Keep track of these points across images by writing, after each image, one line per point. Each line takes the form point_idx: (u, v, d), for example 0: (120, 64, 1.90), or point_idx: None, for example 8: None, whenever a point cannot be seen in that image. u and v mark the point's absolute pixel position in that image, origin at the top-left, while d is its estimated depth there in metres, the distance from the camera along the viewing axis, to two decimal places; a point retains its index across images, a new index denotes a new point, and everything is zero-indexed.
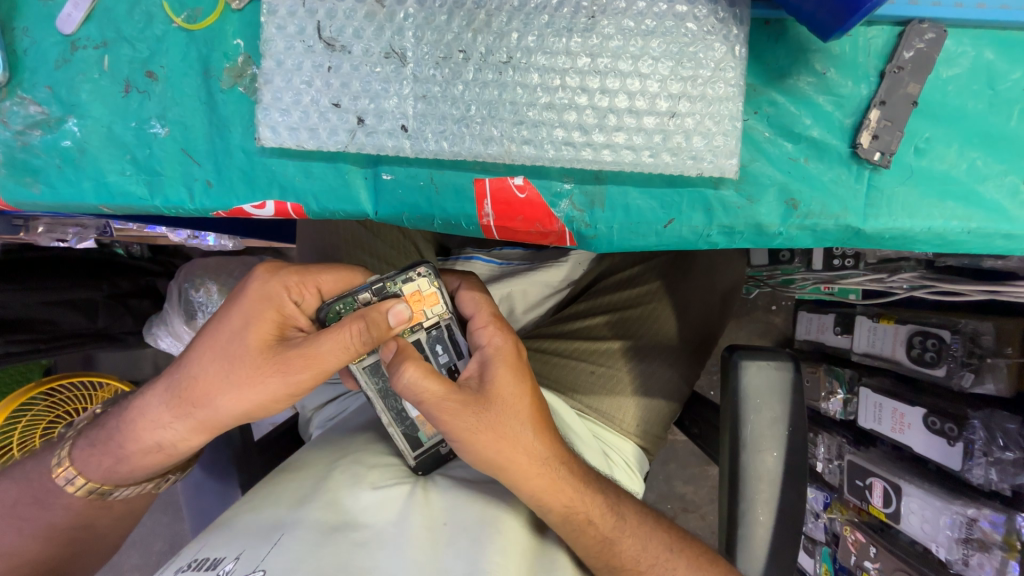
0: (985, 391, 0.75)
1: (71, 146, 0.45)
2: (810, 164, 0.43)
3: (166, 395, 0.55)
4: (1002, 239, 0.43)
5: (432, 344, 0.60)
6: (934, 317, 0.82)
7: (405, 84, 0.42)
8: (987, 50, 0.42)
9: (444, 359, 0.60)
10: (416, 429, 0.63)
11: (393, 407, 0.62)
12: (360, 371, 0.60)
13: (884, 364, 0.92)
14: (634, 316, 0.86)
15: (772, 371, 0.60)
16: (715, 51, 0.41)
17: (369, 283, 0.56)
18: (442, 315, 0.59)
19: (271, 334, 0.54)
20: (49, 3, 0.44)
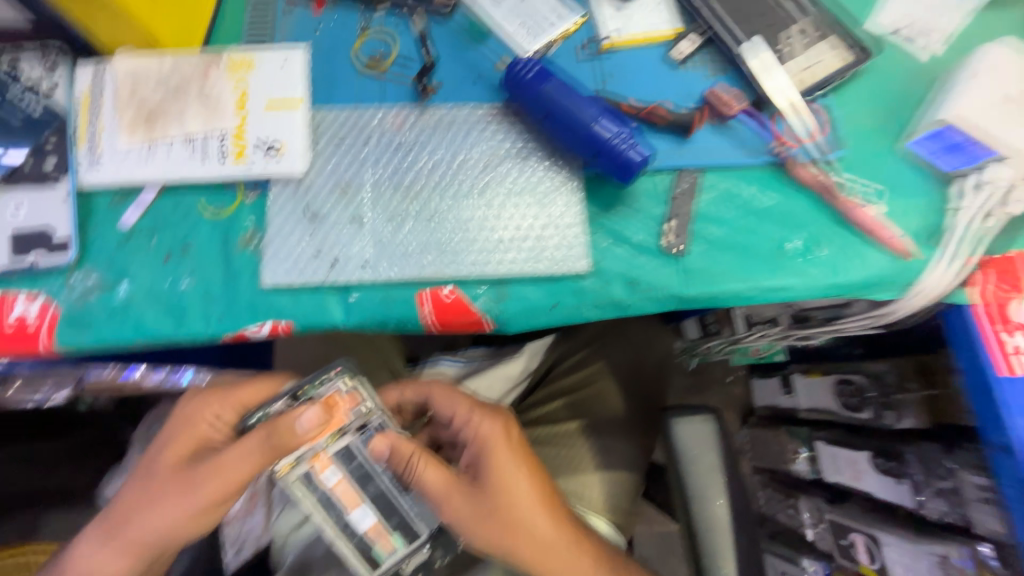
0: (910, 425, 0.89)
1: (118, 300, 0.62)
2: (642, 258, 0.65)
3: (99, 526, 0.66)
4: (777, 292, 0.66)
5: (364, 446, 0.61)
6: (847, 366, 1.03)
7: (364, 235, 0.64)
8: (726, 180, 0.69)
9: (387, 475, 0.61)
10: (370, 544, 0.60)
11: (367, 509, 0.60)
12: (292, 484, 0.59)
13: (826, 416, 1.09)
14: (586, 397, 1.01)
15: (699, 424, 0.75)
16: (561, 199, 0.66)
17: (286, 392, 0.64)
18: (363, 414, 0.62)
19: (185, 451, 0.66)
20: (115, 209, 0.65)
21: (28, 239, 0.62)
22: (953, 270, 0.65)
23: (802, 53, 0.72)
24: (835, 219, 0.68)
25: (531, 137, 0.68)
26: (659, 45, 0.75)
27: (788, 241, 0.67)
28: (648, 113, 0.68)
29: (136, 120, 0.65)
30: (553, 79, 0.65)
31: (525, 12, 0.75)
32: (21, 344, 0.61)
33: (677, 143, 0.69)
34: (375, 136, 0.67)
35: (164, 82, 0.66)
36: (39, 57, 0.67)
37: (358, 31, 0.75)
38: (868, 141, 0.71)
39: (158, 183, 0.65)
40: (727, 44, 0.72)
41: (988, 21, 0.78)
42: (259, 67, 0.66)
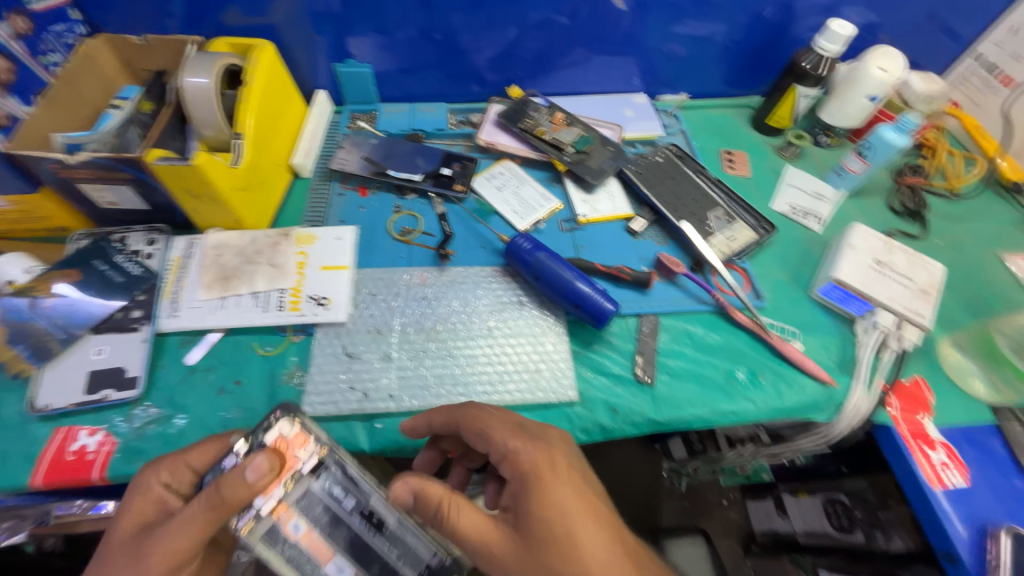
0: (901, 545, 1.04)
1: (171, 431, 0.71)
2: (619, 387, 0.79)
3: None
4: (732, 414, 0.79)
5: (331, 488, 0.65)
6: (828, 485, 1.17)
7: (391, 370, 0.77)
8: (679, 323, 0.87)
9: (351, 503, 0.66)
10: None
11: (347, 536, 0.65)
12: (258, 541, 0.61)
13: (826, 540, 1.17)
14: None
15: (691, 548, 0.82)
16: (551, 338, 0.83)
17: (234, 444, 0.63)
18: (316, 451, 0.65)
19: (134, 527, 0.59)
20: (183, 349, 0.78)
21: (103, 376, 0.74)
22: (870, 394, 0.80)
23: (724, 230, 0.97)
24: (771, 354, 0.85)
25: (526, 290, 0.88)
26: (619, 221, 1.00)
27: (736, 372, 0.83)
28: (615, 272, 0.88)
29: (214, 279, 0.82)
30: (542, 251, 0.86)
31: (519, 200, 1.01)
32: (74, 473, 0.67)
33: (639, 294, 0.89)
34: (403, 290, 0.85)
35: (242, 251, 0.85)
36: (146, 233, 0.87)
37: (392, 211, 0.99)
38: (785, 291, 0.93)
39: (222, 329, 0.80)
40: (670, 221, 0.98)
41: (853, 207, 1.08)
42: (318, 241, 0.86)
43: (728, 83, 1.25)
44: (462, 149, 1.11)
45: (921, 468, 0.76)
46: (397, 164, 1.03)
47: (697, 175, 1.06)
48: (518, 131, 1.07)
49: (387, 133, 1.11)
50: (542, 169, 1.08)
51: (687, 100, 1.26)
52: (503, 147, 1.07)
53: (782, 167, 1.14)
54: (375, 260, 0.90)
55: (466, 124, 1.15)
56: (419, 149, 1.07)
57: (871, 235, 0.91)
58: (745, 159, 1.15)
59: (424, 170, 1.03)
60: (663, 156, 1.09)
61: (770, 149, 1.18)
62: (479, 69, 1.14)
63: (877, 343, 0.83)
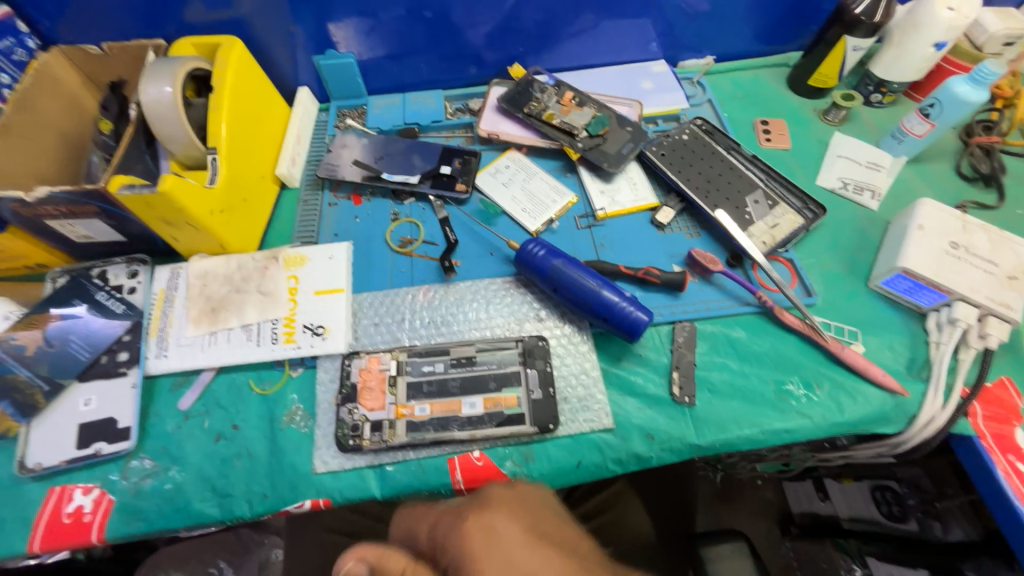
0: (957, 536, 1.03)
1: (170, 486, 0.66)
2: (652, 410, 0.71)
3: None
4: (786, 432, 0.69)
5: (420, 367, 0.72)
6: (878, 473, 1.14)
7: (400, 399, 0.69)
8: (719, 329, 0.77)
9: (454, 381, 0.70)
10: (515, 437, 0.67)
11: (459, 425, 0.68)
12: (400, 440, 0.67)
13: (872, 526, 1.11)
14: (608, 522, 0.97)
15: (737, 561, 0.78)
16: (582, 348, 0.74)
17: (339, 388, 0.70)
18: (395, 355, 0.72)
19: None
20: (176, 392, 0.72)
21: (92, 429, 0.68)
22: (949, 403, 0.69)
23: (766, 216, 0.85)
24: (828, 361, 0.74)
25: (545, 303, 0.78)
26: (643, 213, 0.89)
27: (789, 383, 0.73)
28: (643, 275, 0.78)
29: (202, 313, 0.76)
30: (560, 257, 0.76)
31: (528, 196, 0.91)
32: (72, 536, 0.63)
33: (671, 298, 0.79)
34: (408, 312, 0.78)
35: (230, 279, 0.78)
36: (126, 265, 0.80)
37: (389, 219, 0.90)
38: (839, 284, 0.81)
39: (214, 367, 0.73)
40: (702, 210, 0.86)
41: (914, 175, 0.94)
42: (310, 262, 0.79)
43: (760, 39, 1.09)
44: (462, 141, 1.00)
45: (1008, 482, 0.66)
46: (391, 165, 0.94)
47: (730, 153, 0.93)
48: (523, 117, 0.96)
49: (380, 130, 1.01)
50: (553, 158, 0.97)
51: (712, 64, 1.10)
52: (507, 137, 0.96)
53: (828, 134, 1.00)
54: (374, 279, 0.81)
55: (464, 112, 1.04)
56: (415, 145, 0.96)
57: (943, 212, 0.78)
58: (783, 127, 1.01)
59: (422, 170, 0.93)
60: (689, 133, 0.96)
61: (811, 114, 1.04)
62: (475, 48, 1.01)
63: (957, 340, 0.72)
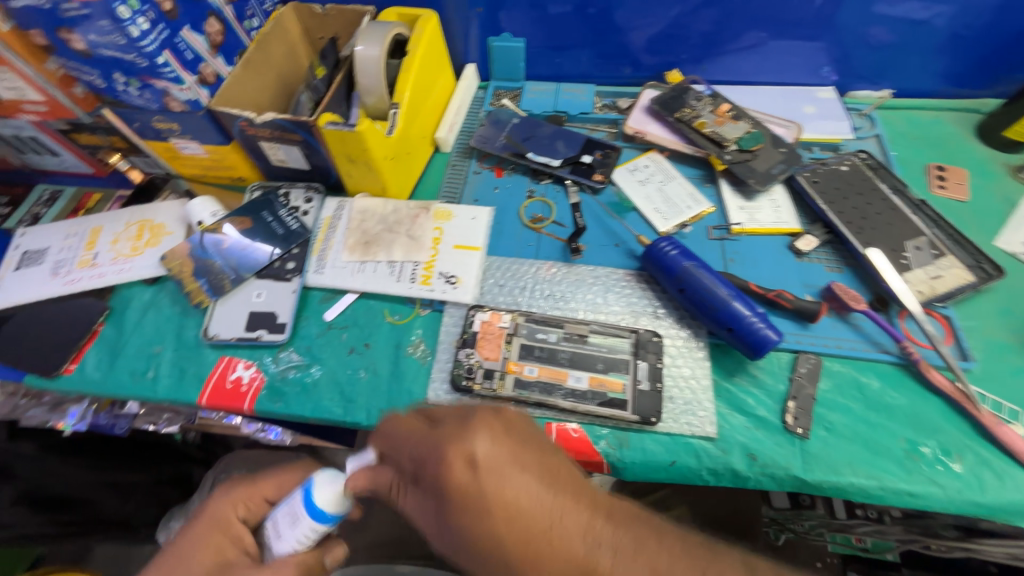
0: None
1: (309, 381, 0.77)
2: (759, 431, 0.69)
3: None
4: (908, 495, 0.64)
5: (535, 332, 0.76)
6: None
7: (512, 357, 0.74)
8: (849, 369, 0.73)
9: (565, 353, 0.74)
10: (614, 420, 0.69)
11: (563, 394, 0.71)
12: (507, 394, 0.71)
13: None
14: None
15: None
16: (696, 354, 0.74)
17: (462, 334, 0.77)
18: (515, 317, 0.77)
19: None
20: (324, 305, 0.84)
21: (259, 317, 0.82)
22: None
23: (927, 265, 0.78)
24: (976, 434, 0.67)
25: (664, 302, 0.79)
26: (781, 237, 0.86)
27: (923, 445, 0.67)
28: (773, 297, 0.76)
29: (358, 243, 0.86)
30: (692, 260, 0.76)
31: (663, 198, 0.91)
32: (230, 399, 0.76)
33: (798, 326, 0.76)
34: (530, 283, 0.82)
35: (384, 219, 0.88)
36: (305, 191, 0.94)
37: (525, 196, 0.95)
38: (1003, 357, 0.72)
39: (359, 291, 0.84)
40: (851, 245, 0.81)
41: None
42: (455, 218, 0.86)
43: (953, 79, 0.99)
44: (605, 136, 1.03)
45: None
46: (537, 146, 0.99)
47: (894, 194, 0.86)
48: (673, 121, 0.96)
49: (530, 112, 1.07)
50: (694, 166, 0.97)
51: (889, 98, 1.02)
52: (652, 138, 0.97)
53: (1018, 194, 0.89)
54: (504, 246, 0.87)
55: (612, 109, 1.06)
56: (561, 132, 1.01)
57: None
58: (962, 177, 0.91)
59: (565, 156, 0.97)
60: (850, 164, 0.90)
61: (1003, 168, 0.92)
62: (636, 50, 1.04)
63: None
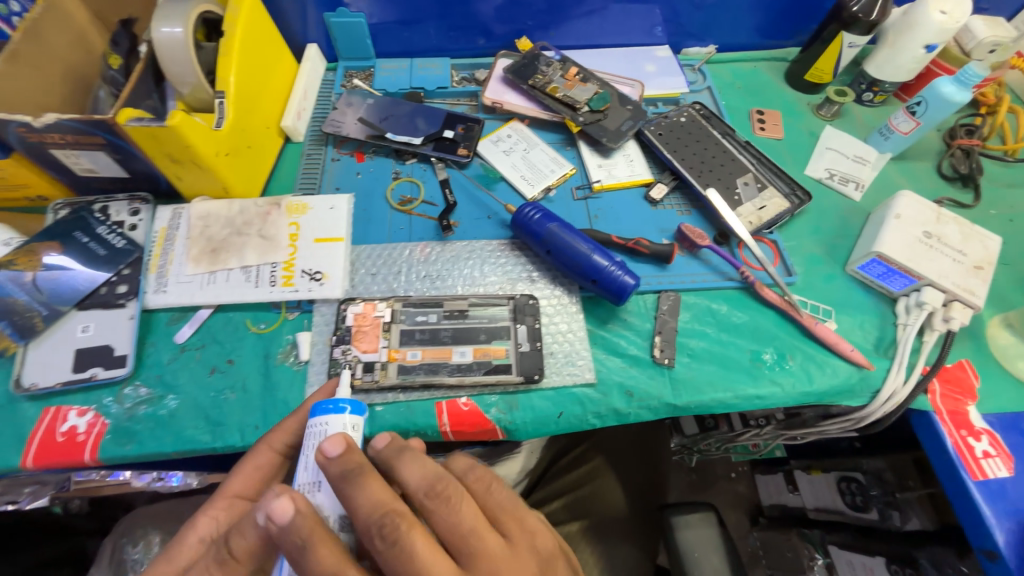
0: (914, 525, 1.04)
1: (164, 413, 0.67)
2: (634, 370, 0.74)
3: None
4: (757, 399, 0.74)
5: (414, 316, 0.74)
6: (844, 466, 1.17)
7: (392, 343, 0.72)
8: (702, 300, 0.81)
9: (446, 331, 0.73)
10: (501, 386, 0.70)
11: (448, 372, 0.70)
12: (391, 383, 0.69)
13: (836, 518, 1.16)
14: (585, 495, 1.02)
15: (701, 528, 0.80)
16: (571, 309, 0.78)
17: (337, 332, 0.72)
18: (390, 305, 0.74)
19: None
20: (172, 327, 0.74)
21: (90, 354, 0.70)
22: (911, 380, 0.74)
23: (754, 198, 0.88)
24: (803, 336, 0.78)
25: (539, 265, 0.81)
26: (637, 188, 0.92)
27: (764, 353, 0.77)
28: (632, 245, 0.82)
29: (202, 252, 0.77)
30: (555, 221, 0.79)
31: (528, 165, 0.93)
32: (64, 454, 0.64)
33: (658, 268, 0.83)
34: (404, 267, 0.80)
35: (231, 221, 0.79)
36: (128, 202, 0.81)
37: (391, 178, 0.91)
38: (818, 267, 0.86)
39: (212, 305, 0.75)
40: (695, 188, 0.89)
41: (897, 172, 0.99)
42: (312, 211, 0.80)
43: (761, 33, 1.12)
44: (466, 109, 1.02)
45: (957, 453, 0.72)
46: (396, 126, 0.95)
47: (725, 138, 0.96)
48: (527, 89, 0.97)
49: (386, 92, 1.02)
50: (554, 131, 0.99)
51: (714, 53, 1.13)
52: (510, 107, 0.98)
53: (820, 128, 1.04)
54: (373, 233, 0.83)
55: (470, 82, 1.05)
56: (420, 109, 0.97)
57: (920, 203, 0.82)
58: (777, 118, 1.04)
59: (426, 133, 0.95)
60: (687, 116, 0.99)
61: (806, 107, 1.07)
62: (485, 19, 1.02)
63: (923, 322, 0.77)
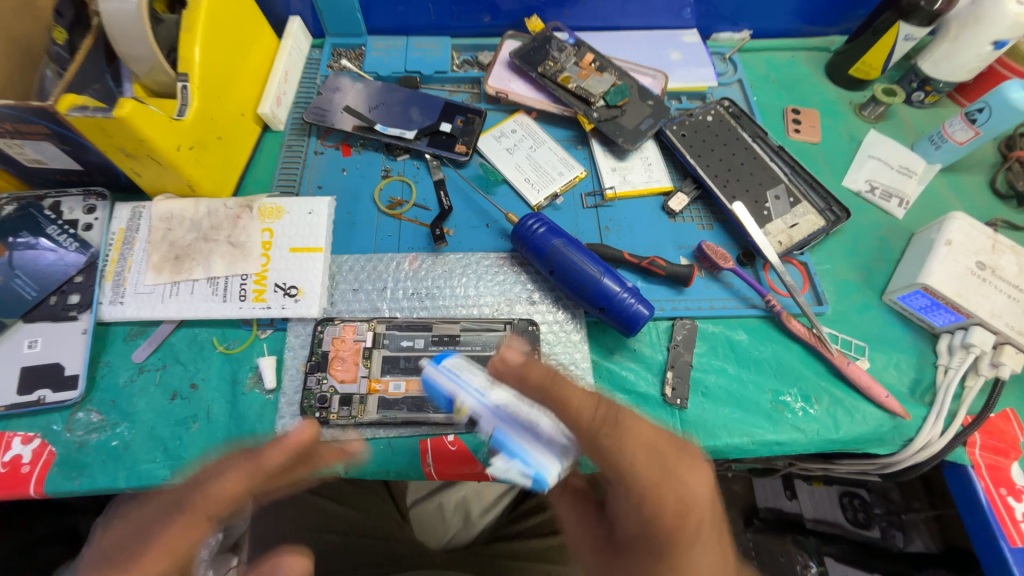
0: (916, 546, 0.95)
1: (117, 444, 0.61)
2: (640, 409, 0.67)
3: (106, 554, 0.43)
4: (776, 445, 0.66)
5: (399, 340, 0.66)
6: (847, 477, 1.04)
7: (373, 371, 0.64)
8: (720, 329, 0.73)
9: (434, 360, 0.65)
10: None
11: (435, 407, 0.63)
12: (371, 417, 0.62)
13: (835, 530, 1.01)
14: None
15: None
16: (575, 336, 0.70)
17: (312, 358, 0.65)
18: (373, 328, 0.67)
19: None
20: (130, 343, 0.67)
21: (38, 374, 0.63)
22: (949, 430, 0.66)
23: (786, 214, 0.79)
24: (830, 375, 0.70)
25: (540, 284, 0.73)
26: (654, 197, 0.83)
27: (786, 394, 0.69)
28: (647, 265, 0.73)
29: (164, 259, 0.69)
30: (560, 237, 0.70)
31: (534, 165, 0.83)
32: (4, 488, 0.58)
33: (674, 291, 0.75)
34: (391, 281, 0.71)
35: (197, 225, 0.70)
36: (83, 198, 0.72)
37: (380, 176, 0.82)
38: (851, 295, 0.77)
39: (175, 320, 0.67)
40: (719, 200, 0.79)
41: (946, 185, 0.88)
42: (288, 215, 0.71)
43: (803, 18, 0.99)
44: (467, 98, 0.91)
45: (994, 511, 0.65)
46: (387, 115, 0.85)
47: (755, 141, 0.86)
48: (537, 77, 0.86)
49: (378, 76, 0.91)
50: (564, 126, 0.89)
51: (748, 40, 1.01)
52: (517, 97, 0.87)
53: (862, 132, 0.93)
54: (357, 242, 0.75)
55: (472, 66, 0.94)
56: (415, 96, 0.86)
57: (974, 228, 0.73)
58: (815, 119, 0.93)
59: (420, 126, 0.84)
60: (714, 114, 0.88)
61: (848, 107, 0.96)
62: None
63: (968, 366, 0.68)
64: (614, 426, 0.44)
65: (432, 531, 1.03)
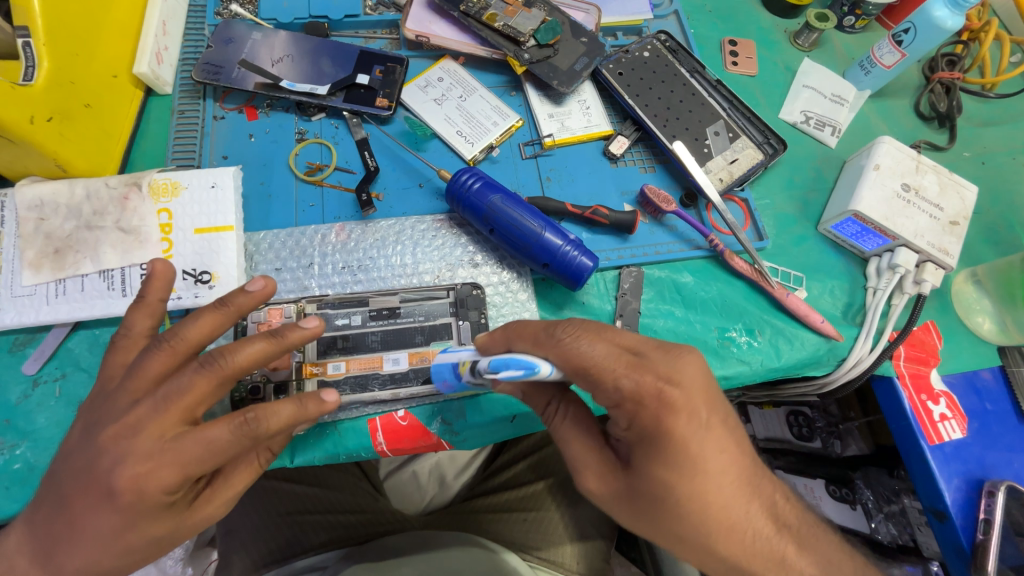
0: (852, 451, 1.00)
1: (22, 467, 0.54)
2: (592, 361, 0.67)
3: (100, 519, 0.44)
4: (723, 378, 0.68)
5: (333, 318, 0.62)
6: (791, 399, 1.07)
7: (309, 354, 0.60)
8: (666, 274, 0.73)
9: (374, 336, 0.61)
10: (443, 395, 0.61)
11: (381, 383, 0.60)
12: None
13: (785, 446, 1.05)
14: (548, 454, 0.97)
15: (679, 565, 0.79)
16: (522, 295, 0.68)
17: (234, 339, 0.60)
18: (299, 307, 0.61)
19: None
20: (18, 354, 0.59)
21: None
22: (877, 347, 0.69)
23: (725, 150, 0.77)
24: (772, 308, 0.72)
25: (481, 246, 0.70)
26: (594, 142, 0.79)
27: (731, 330, 0.71)
28: (590, 215, 0.70)
29: (42, 254, 0.59)
30: (498, 192, 0.65)
31: (466, 116, 0.77)
32: None
33: (618, 240, 0.73)
34: (318, 256, 0.66)
35: (75, 211, 0.60)
36: None
37: (294, 140, 0.73)
38: (790, 228, 0.78)
39: (69, 323, 0.59)
40: (659, 141, 0.77)
41: (875, 112, 0.90)
42: (186, 191, 0.63)
43: None
44: (385, 45, 0.82)
45: (917, 417, 0.70)
46: (294, 70, 0.75)
47: (693, 76, 0.82)
48: (459, 17, 0.78)
49: (278, 24, 0.79)
50: (497, 72, 0.82)
51: None
52: (440, 41, 0.79)
53: (797, 61, 0.92)
54: (276, 216, 0.69)
55: (387, 6, 0.83)
56: (325, 45, 0.76)
57: (900, 151, 0.74)
58: (751, 49, 0.91)
59: (334, 79, 0.75)
60: (651, 49, 0.83)
61: (783, 35, 0.94)
62: None
63: (894, 285, 0.71)
64: (659, 398, 0.44)
65: (408, 498, 1.02)
